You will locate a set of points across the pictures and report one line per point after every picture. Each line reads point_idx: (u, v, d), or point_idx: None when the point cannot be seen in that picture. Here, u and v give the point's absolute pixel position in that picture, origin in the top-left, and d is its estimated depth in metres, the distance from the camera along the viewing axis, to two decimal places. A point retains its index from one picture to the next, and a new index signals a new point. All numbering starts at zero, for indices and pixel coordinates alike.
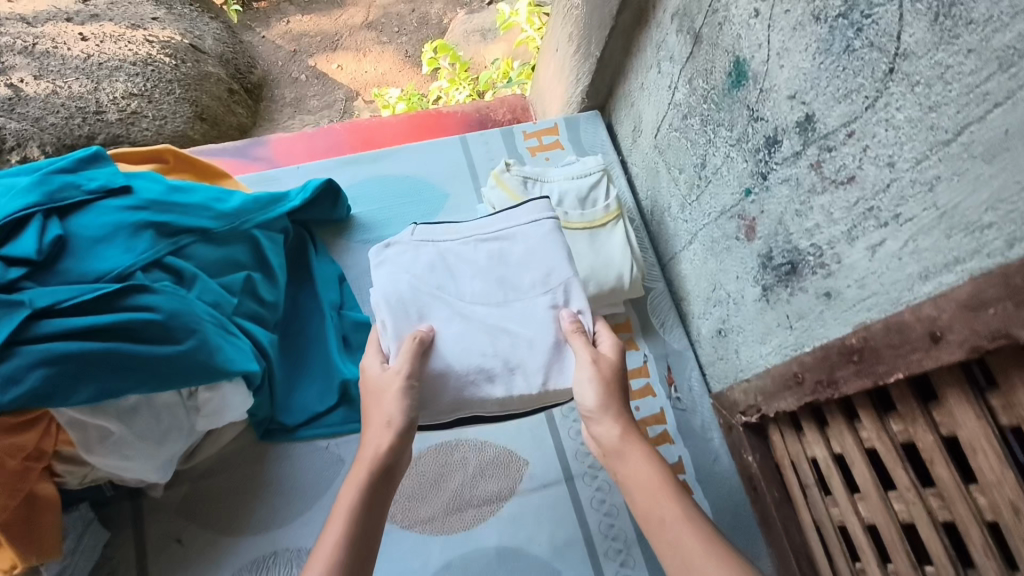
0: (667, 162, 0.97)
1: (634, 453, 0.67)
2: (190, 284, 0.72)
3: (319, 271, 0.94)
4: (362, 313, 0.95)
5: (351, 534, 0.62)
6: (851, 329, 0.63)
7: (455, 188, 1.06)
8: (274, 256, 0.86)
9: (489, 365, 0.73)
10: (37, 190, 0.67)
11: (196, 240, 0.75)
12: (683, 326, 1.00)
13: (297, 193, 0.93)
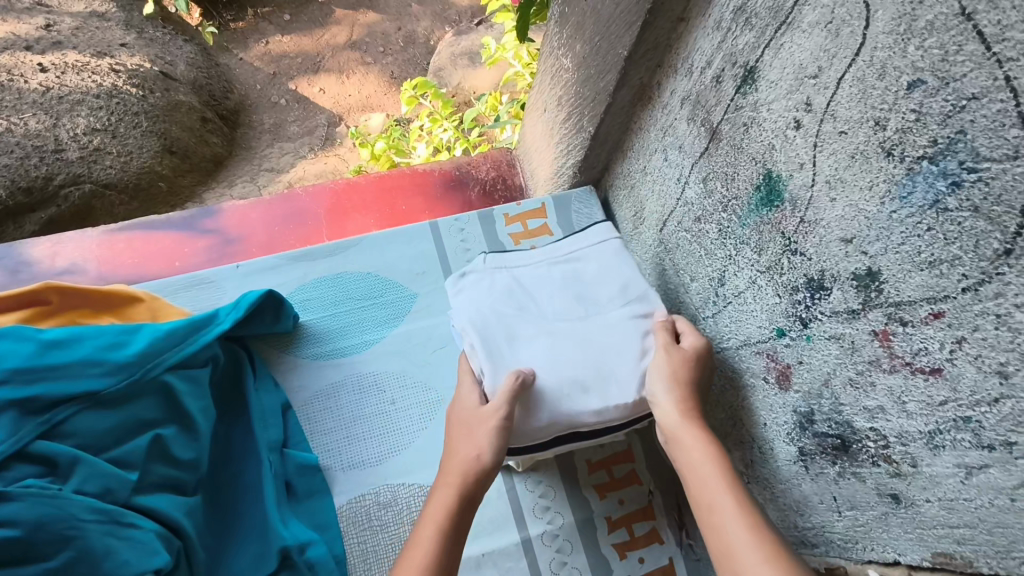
0: (673, 264, 0.81)
1: (691, 442, 0.62)
2: (65, 476, 0.57)
3: (257, 404, 0.79)
4: (311, 450, 0.79)
5: (437, 559, 0.58)
6: (933, 557, 0.48)
7: (424, 286, 0.90)
8: (194, 400, 0.69)
9: (581, 377, 0.69)
10: None
11: (79, 409, 0.60)
12: None
13: (229, 311, 0.77)
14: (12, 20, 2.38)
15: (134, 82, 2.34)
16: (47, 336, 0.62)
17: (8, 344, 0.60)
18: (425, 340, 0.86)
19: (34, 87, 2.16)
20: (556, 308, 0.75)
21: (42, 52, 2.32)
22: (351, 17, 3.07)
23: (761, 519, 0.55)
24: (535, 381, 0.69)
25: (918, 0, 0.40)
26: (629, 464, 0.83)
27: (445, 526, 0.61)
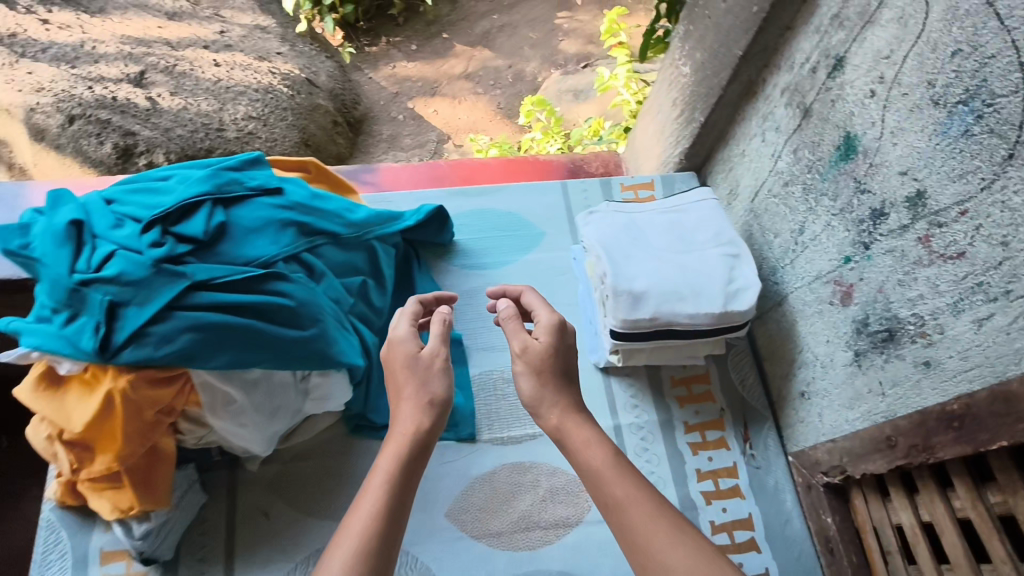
0: (760, 226, 1.01)
1: (578, 438, 0.70)
2: (319, 278, 0.81)
3: (421, 288, 1.01)
4: (455, 330, 1.01)
5: (385, 512, 0.62)
6: (950, 399, 0.65)
7: (552, 228, 1.11)
8: (386, 266, 0.93)
9: (680, 289, 0.88)
10: (210, 181, 0.76)
11: (327, 242, 0.83)
12: (762, 385, 1.01)
13: (412, 214, 1.00)
14: (195, 23, 2.82)
15: (285, 82, 2.70)
16: (314, 189, 0.85)
17: (291, 185, 0.83)
18: (550, 266, 1.08)
19: (208, 77, 2.49)
20: (663, 241, 0.94)
21: (217, 52, 2.69)
22: (469, 52, 3.41)
23: (653, 509, 0.63)
24: (646, 285, 0.88)
25: None
26: (706, 384, 1.00)
27: (384, 505, 0.63)
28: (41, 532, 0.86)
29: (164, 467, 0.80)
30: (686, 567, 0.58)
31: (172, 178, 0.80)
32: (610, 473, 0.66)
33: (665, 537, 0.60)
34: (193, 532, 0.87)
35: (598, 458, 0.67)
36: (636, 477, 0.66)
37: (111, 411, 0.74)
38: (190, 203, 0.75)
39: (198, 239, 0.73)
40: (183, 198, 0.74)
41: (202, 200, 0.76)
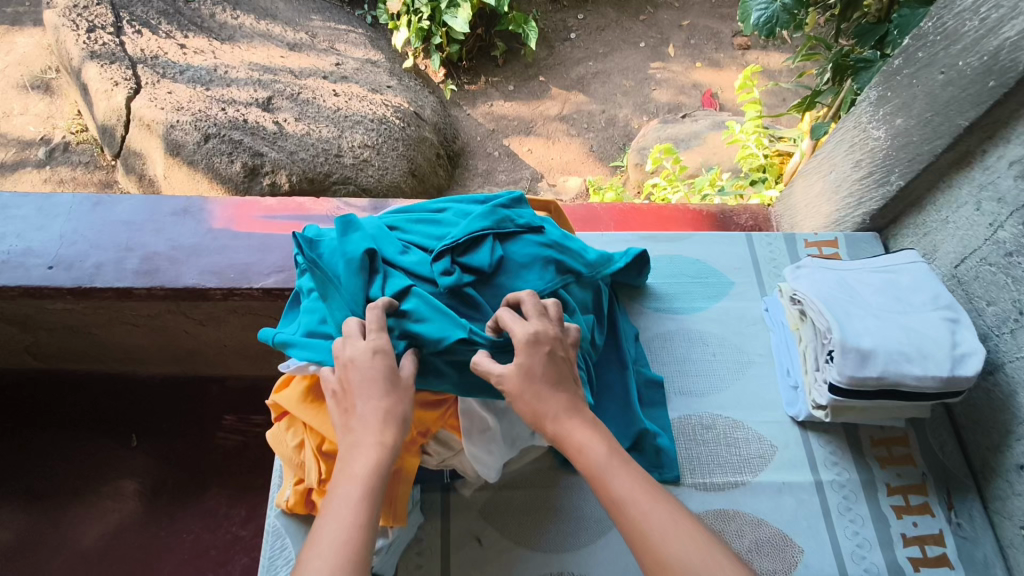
0: (967, 293, 1.02)
1: (575, 424, 0.74)
2: (571, 313, 0.87)
3: (623, 328, 1.04)
4: (653, 371, 1.03)
5: (359, 527, 0.64)
6: None
7: (739, 278, 1.14)
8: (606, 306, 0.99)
9: (908, 350, 0.89)
10: (490, 218, 0.88)
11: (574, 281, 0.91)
12: (963, 454, 0.99)
13: (620, 256, 1.05)
14: (313, 54, 2.96)
15: (399, 114, 2.76)
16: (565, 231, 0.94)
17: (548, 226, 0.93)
18: (740, 316, 1.10)
19: (329, 106, 2.58)
20: (880, 300, 0.95)
21: (334, 83, 2.82)
22: (564, 95, 3.49)
23: (655, 500, 0.69)
24: (873, 343, 0.89)
25: None
26: (905, 447, 0.99)
27: (365, 515, 0.65)
28: (267, 537, 0.89)
29: (402, 487, 0.82)
30: (685, 559, 0.65)
31: (451, 214, 0.92)
32: (608, 475, 0.70)
33: (668, 540, 0.66)
34: (409, 550, 0.89)
35: (598, 457, 0.72)
36: (633, 478, 0.71)
37: None
38: (476, 237, 0.86)
39: (484, 270, 0.83)
40: (472, 231, 0.85)
41: (485, 235, 0.86)
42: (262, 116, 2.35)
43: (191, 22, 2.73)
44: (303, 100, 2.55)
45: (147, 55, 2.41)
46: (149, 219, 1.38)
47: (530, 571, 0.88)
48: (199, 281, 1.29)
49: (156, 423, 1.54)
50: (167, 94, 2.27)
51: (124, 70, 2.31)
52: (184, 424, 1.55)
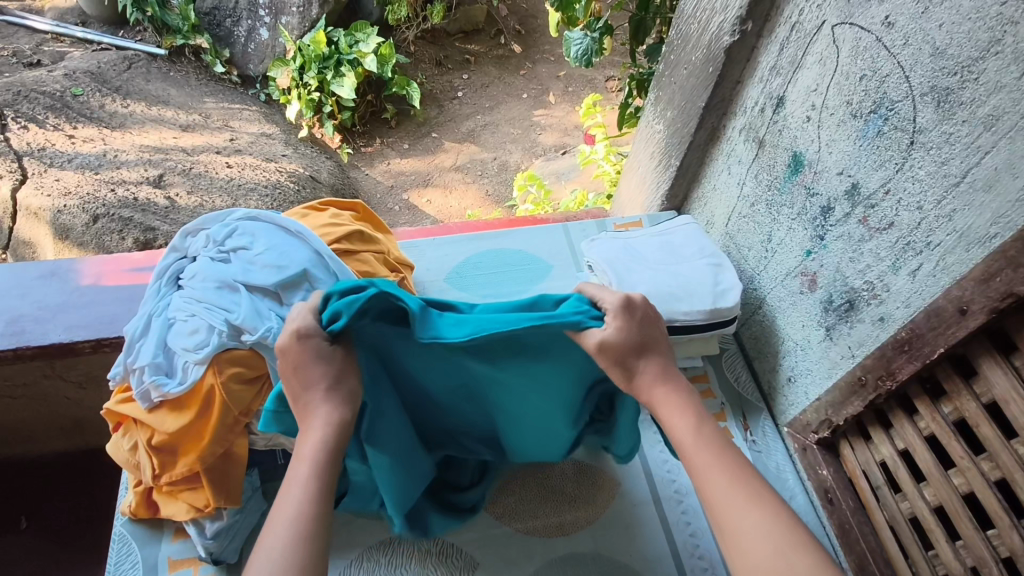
0: (735, 245, 1.18)
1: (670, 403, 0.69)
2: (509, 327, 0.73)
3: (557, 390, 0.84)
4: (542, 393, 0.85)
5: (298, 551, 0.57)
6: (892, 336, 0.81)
7: (558, 262, 1.29)
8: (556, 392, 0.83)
9: (675, 291, 1.04)
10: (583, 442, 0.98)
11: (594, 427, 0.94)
12: (754, 380, 1.15)
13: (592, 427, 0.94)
14: (207, 133, 2.75)
15: (293, 180, 2.56)
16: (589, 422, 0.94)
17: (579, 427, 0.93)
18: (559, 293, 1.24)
19: (221, 177, 2.42)
20: (656, 258, 1.12)
21: (228, 156, 2.60)
22: (457, 147, 3.29)
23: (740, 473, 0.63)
24: (646, 288, 1.04)
25: (857, 27, 0.80)
26: (705, 382, 1.14)
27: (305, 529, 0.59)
28: (114, 545, 0.93)
29: (237, 470, 0.89)
30: (764, 534, 0.58)
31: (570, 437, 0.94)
32: (705, 435, 0.66)
33: (739, 501, 0.60)
34: (254, 536, 0.95)
35: (681, 427, 0.67)
36: (719, 441, 0.66)
37: (205, 413, 0.85)
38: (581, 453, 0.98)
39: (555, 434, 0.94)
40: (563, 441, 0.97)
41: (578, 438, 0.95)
42: (152, 190, 2.22)
43: (80, 114, 2.51)
44: (183, 169, 2.39)
45: (34, 147, 2.25)
46: (13, 282, 1.27)
47: (371, 538, 0.94)
48: (66, 336, 1.20)
49: (45, 499, 1.42)
50: (54, 181, 2.12)
51: (6, 164, 2.13)
52: (78, 509, 1.42)
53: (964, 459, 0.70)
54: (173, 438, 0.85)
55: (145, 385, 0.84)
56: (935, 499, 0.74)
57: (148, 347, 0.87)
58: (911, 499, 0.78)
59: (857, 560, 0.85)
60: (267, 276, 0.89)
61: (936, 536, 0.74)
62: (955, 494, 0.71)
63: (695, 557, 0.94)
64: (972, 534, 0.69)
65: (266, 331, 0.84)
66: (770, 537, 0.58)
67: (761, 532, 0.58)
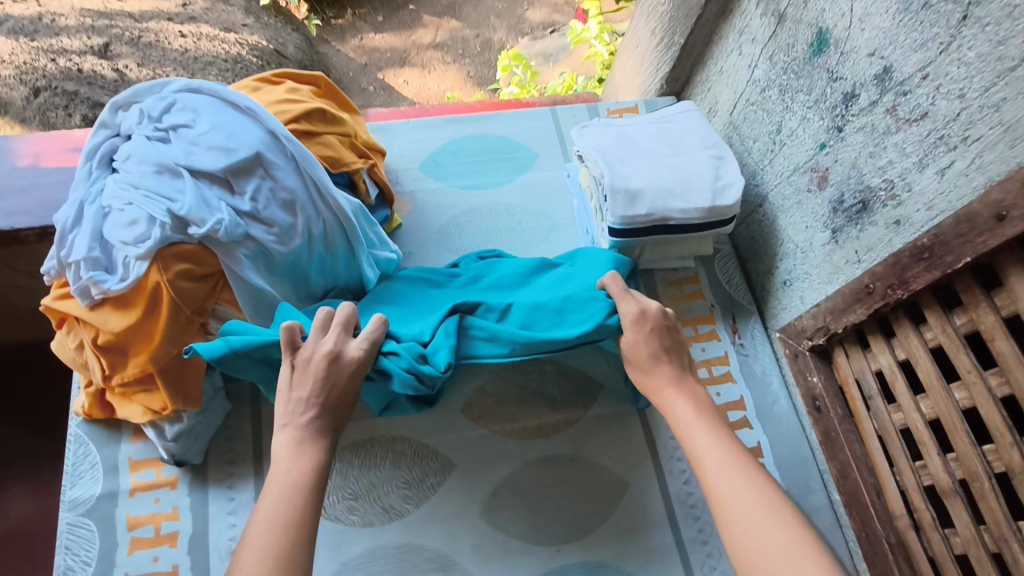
0: (738, 136, 1.08)
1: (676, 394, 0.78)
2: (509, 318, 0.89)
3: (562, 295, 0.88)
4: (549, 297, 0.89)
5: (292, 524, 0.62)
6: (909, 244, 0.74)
7: (544, 150, 1.18)
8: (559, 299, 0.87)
9: (671, 185, 0.95)
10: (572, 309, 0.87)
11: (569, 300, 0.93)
12: (746, 282, 1.10)
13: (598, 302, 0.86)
14: None
15: (256, 52, 2.30)
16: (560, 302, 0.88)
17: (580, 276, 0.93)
18: (544, 185, 1.15)
19: (174, 48, 2.16)
20: (654, 149, 1.02)
21: (181, 22, 2.30)
22: (436, 22, 3.00)
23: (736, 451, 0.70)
24: (641, 183, 0.95)
25: None
26: (696, 284, 1.09)
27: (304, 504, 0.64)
28: (70, 446, 0.89)
29: (195, 370, 0.84)
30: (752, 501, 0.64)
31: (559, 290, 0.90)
32: (705, 423, 0.74)
33: (728, 478, 0.67)
34: (220, 437, 0.91)
35: (681, 414, 0.75)
36: (743, 455, 0.70)
37: (153, 312, 0.78)
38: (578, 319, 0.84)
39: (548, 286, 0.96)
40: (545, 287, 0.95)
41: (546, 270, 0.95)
42: (96, 59, 1.99)
43: None
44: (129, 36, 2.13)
45: None
46: None
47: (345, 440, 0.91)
48: (4, 222, 1.09)
49: None
50: None
51: None
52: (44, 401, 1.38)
53: (971, 373, 0.65)
54: (120, 339, 0.79)
55: (83, 281, 0.76)
56: (931, 413, 0.71)
57: (84, 239, 0.78)
58: (905, 410, 0.75)
59: (839, 466, 0.84)
60: (214, 159, 0.77)
61: (927, 447, 0.72)
62: (956, 408, 0.68)
63: (674, 460, 0.94)
64: (967, 449, 0.67)
65: (216, 223, 0.74)
66: (761, 504, 0.64)
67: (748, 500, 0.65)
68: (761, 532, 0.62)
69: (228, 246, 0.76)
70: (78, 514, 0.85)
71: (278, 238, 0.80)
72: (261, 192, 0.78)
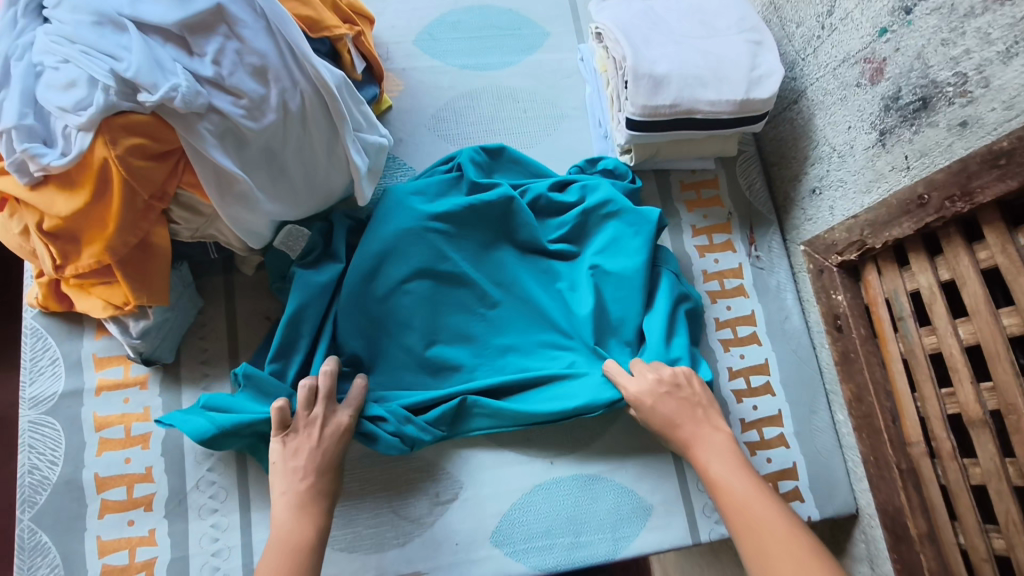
0: (779, 19, 0.95)
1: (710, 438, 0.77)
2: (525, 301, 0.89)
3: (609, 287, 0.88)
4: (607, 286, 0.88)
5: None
6: (975, 150, 0.64)
7: (556, 28, 1.04)
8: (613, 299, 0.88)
9: (702, 73, 0.83)
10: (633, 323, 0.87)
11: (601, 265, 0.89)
12: (769, 189, 1.01)
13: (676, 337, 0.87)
14: None
15: None
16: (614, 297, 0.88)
17: (616, 251, 0.89)
18: (554, 69, 1.02)
19: None
20: (683, 29, 0.88)
21: None
22: None
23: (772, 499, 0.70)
24: (667, 69, 0.83)
25: None
26: (714, 190, 1.00)
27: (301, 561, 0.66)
28: (27, 339, 0.82)
29: (159, 263, 0.74)
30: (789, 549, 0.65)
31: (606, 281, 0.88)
32: (739, 470, 0.74)
33: (763, 524, 0.68)
34: (193, 336, 0.84)
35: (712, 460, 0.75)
36: (775, 499, 0.70)
37: (104, 196, 0.67)
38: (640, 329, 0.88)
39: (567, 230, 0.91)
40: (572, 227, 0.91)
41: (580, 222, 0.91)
42: None
43: None
44: None
45: None
46: None
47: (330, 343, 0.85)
48: None
49: None
50: None
51: None
52: None
53: None
54: (68, 224, 0.69)
55: (18, 155, 0.65)
56: (971, 338, 0.65)
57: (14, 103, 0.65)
58: (940, 334, 0.69)
59: (854, 389, 0.80)
60: (164, 10, 0.63)
61: (959, 374, 0.66)
62: (1001, 335, 0.61)
63: None
64: (1008, 380, 0.61)
65: (170, 90, 0.62)
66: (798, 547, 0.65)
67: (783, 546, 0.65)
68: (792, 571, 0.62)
69: (187, 119, 0.65)
70: (40, 413, 0.79)
71: (248, 111, 0.67)
72: (224, 53, 0.66)
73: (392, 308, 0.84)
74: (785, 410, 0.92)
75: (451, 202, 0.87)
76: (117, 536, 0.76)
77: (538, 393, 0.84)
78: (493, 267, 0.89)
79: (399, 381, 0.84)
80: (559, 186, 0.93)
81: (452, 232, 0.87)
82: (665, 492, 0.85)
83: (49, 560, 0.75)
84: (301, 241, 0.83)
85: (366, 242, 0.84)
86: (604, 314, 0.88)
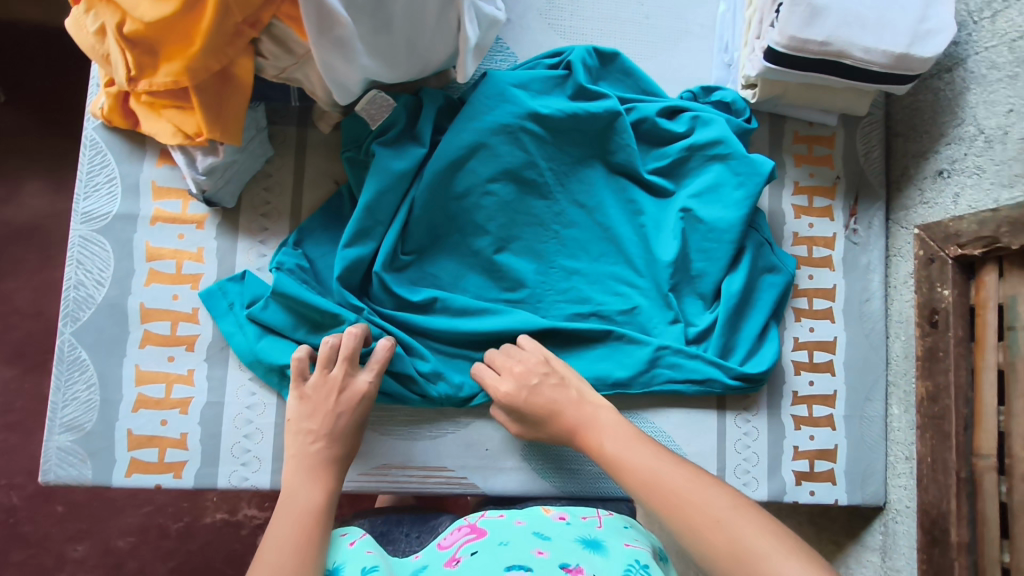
0: None
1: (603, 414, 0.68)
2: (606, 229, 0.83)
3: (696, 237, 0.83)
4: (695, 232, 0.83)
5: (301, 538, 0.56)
6: None
7: None
8: (698, 250, 0.83)
9: (865, 14, 0.74)
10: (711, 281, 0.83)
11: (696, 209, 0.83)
12: (885, 160, 0.92)
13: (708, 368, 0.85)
14: None
15: None
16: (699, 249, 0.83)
17: (715, 197, 0.83)
18: None
19: None
20: None
21: None
22: None
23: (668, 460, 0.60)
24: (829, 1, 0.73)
25: None
26: (827, 148, 0.91)
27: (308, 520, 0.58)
28: (86, 151, 0.77)
29: (239, 97, 0.68)
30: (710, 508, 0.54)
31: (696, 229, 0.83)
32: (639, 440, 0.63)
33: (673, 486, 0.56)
34: (256, 185, 0.80)
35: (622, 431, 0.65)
36: (680, 463, 0.60)
37: (193, 9, 0.60)
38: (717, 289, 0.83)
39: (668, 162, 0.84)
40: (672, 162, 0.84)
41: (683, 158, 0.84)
42: None
43: None
44: None
45: None
46: None
47: None
48: None
49: None
50: None
51: None
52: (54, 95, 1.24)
53: None
54: (150, 33, 0.62)
55: None
56: None
57: None
58: None
59: (931, 388, 0.76)
60: None
61: None
62: None
63: None
64: None
65: None
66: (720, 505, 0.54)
67: (702, 503, 0.54)
68: (718, 538, 0.52)
69: None
70: (91, 229, 0.76)
71: None
72: None
73: (469, 206, 0.79)
74: (840, 391, 0.88)
75: (552, 103, 0.80)
76: (155, 369, 0.75)
77: (598, 344, 0.81)
78: (579, 184, 0.83)
79: (459, 280, 0.80)
80: (670, 111, 0.85)
81: (547, 138, 0.80)
82: (699, 444, 0.84)
83: (86, 376, 0.74)
84: (385, 112, 0.76)
85: (458, 128, 0.78)
86: (684, 262, 0.83)
